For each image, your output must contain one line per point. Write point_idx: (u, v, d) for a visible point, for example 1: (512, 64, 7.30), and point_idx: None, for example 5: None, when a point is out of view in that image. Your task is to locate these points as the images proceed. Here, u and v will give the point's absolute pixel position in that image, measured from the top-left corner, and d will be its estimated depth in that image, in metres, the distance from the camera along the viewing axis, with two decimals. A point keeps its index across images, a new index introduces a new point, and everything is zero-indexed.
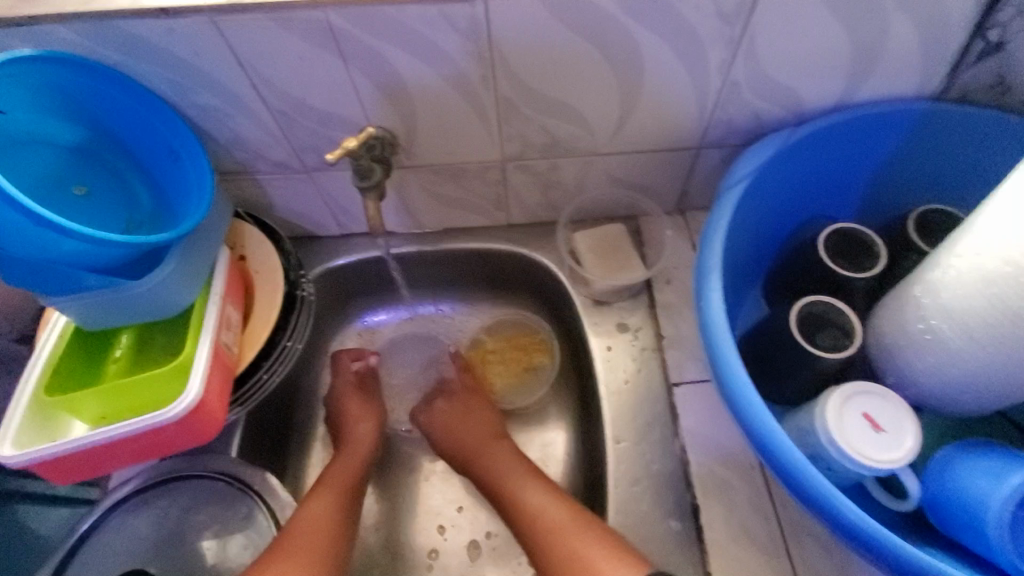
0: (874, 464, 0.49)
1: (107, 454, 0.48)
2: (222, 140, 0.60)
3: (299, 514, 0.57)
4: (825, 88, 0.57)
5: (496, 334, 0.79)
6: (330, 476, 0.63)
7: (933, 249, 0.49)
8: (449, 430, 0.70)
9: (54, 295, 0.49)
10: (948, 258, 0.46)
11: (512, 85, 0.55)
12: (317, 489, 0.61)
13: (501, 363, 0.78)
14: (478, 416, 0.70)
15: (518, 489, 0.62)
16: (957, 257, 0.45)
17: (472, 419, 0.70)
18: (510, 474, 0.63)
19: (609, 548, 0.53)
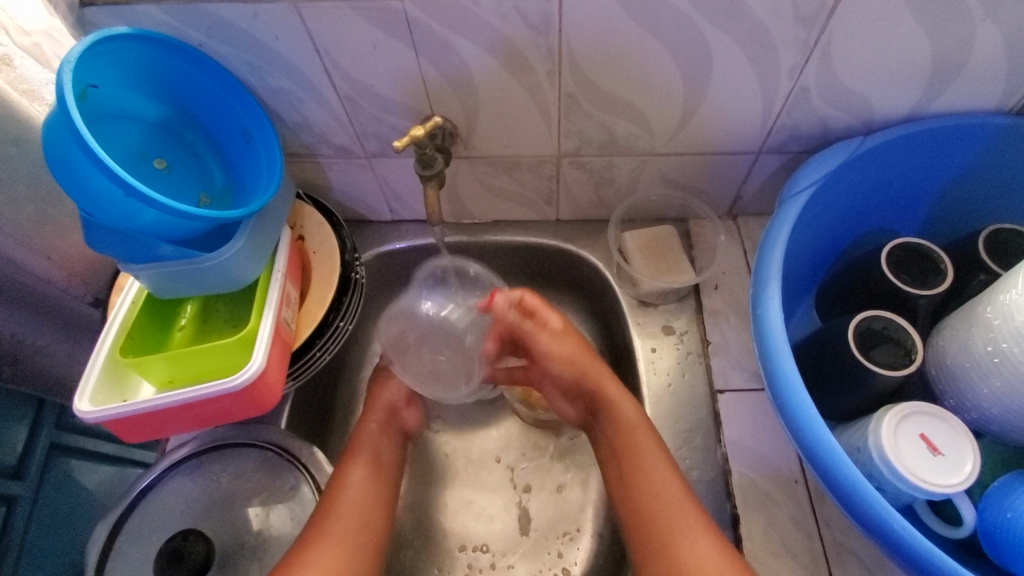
0: (930, 487, 0.48)
1: (172, 417, 0.50)
2: (290, 122, 0.62)
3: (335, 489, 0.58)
4: (899, 97, 0.55)
5: None
6: (363, 444, 0.64)
7: (1007, 271, 0.48)
8: (561, 359, 0.66)
9: (134, 263, 0.51)
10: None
11: (577, 81, 0.55)
12: (348, 461, 0.62)
13: None
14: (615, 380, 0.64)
15: (640, 454, 0.57)
16: None
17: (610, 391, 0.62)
18: (638, 437, 0.58)
19: (710, 537, 0.52)
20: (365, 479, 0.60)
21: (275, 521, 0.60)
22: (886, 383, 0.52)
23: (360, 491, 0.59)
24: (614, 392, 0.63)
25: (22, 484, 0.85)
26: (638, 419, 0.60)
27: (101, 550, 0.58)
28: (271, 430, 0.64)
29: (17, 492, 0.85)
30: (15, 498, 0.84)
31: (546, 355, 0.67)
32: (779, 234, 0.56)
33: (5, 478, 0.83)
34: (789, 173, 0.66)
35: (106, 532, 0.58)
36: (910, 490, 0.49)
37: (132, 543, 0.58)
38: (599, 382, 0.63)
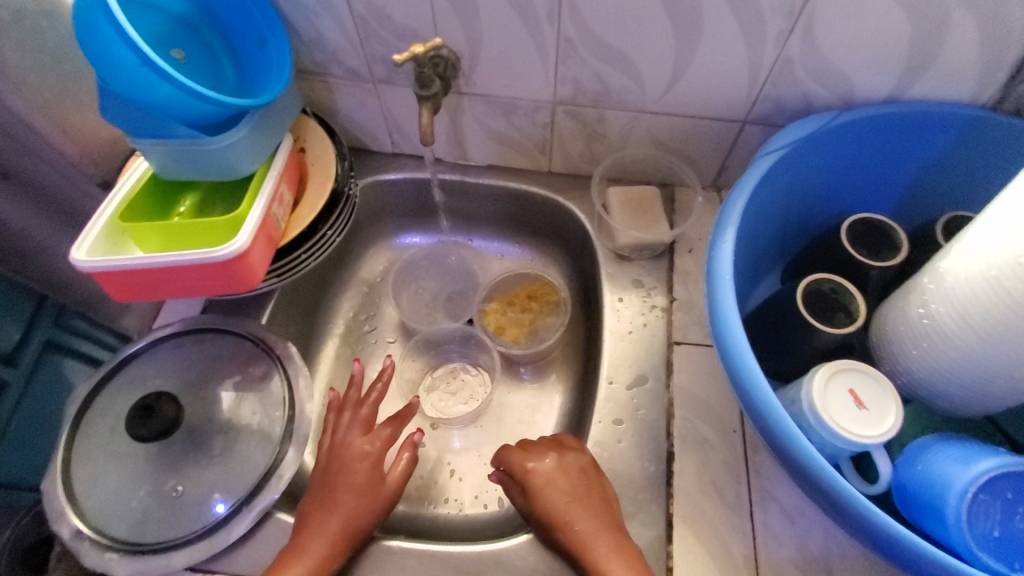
0: (848, 436, 0.51)
1: (158, 279, 0.54)
2: (305, 37, 0.66)
3: (298, 548, 0.55)
4: (877, 80, 0.58)
5: (508, 286, 0.81)
6: (342, 496, 0.59)
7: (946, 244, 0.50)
8: (615, 528, 0.55)
9: (142, 138, 0.55)
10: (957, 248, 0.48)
11: (576, 25, 0.58)
12: (322, 513, 0.58)
13: (512, 310, 0.80)
14: (581, 482, 0.58)
15: (595, 559, 0.53)
16: (966, 246, 0.47)
17: (559, 516, 0.56)
18: (584, 536, 0.55)
19: None
20: (332, 537, 0.56)
21: (243, 404, 0.64)
22: (826, 341, 0.55)
23: (327, 557, 0.55)
24: (551, 489, 0.58)
25: (12, 372, 0.68)
26: (588, 510, 0.56)
27: (79, 406, 0.62)
28: (252, 323, 0.68)
29: (6, 379, 0.68)
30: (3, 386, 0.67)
31: (546, 506, 0.57)
32: (748, 181, 0.57)
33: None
34: None
35: (86, 392, 0.63)
36: (832, 439, 0.52)
37: (110, 403, 0.63)
38: (555, 511, 0.57)
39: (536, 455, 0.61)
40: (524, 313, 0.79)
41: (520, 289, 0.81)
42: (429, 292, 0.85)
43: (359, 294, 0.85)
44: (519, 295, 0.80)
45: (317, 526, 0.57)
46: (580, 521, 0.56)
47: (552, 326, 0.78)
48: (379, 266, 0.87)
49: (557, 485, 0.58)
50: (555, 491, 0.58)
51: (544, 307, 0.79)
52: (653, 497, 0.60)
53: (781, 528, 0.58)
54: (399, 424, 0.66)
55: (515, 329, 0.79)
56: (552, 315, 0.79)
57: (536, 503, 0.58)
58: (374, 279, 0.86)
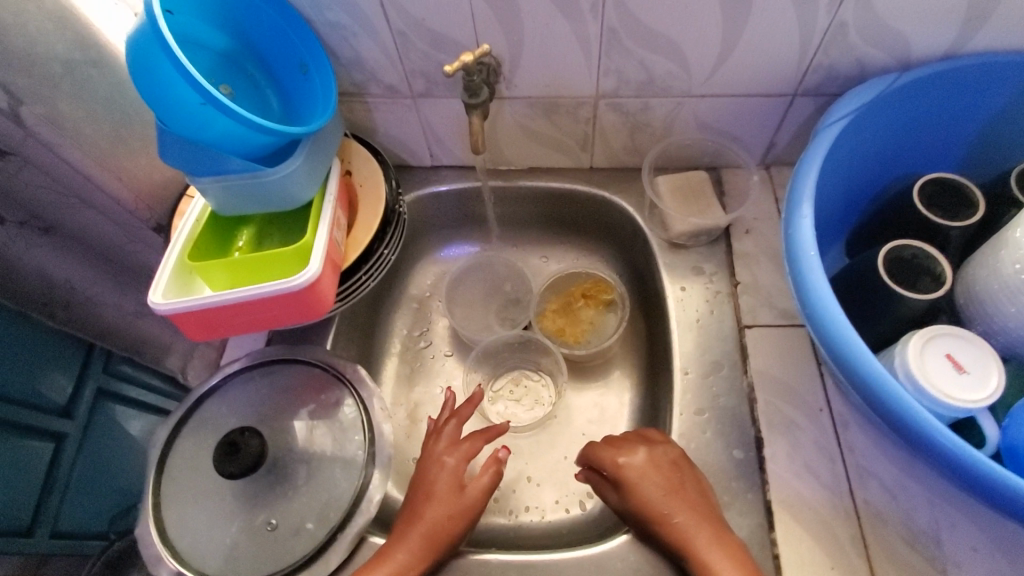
0: (952, 402, 0.50)
1: (232, 315, 0.54)
2: (344, 59, 0.66)
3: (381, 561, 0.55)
4: (934, 36, 0.57)
5: (561, 287, 0.80)
6: (425, 507, 0.59)
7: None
8: (714, 520, 0.54)
9: (201, 176, 0.56)
10: None
11: (620, 15, 0.57)
12: (405, 524, 0.58)
13: (568, 312, 0.79)
14: (669, 474, 0.56)
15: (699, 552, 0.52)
16: None
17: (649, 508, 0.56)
18: (686, 528, 0.53)
19: None
20: (415, 548, 0.56)
21: (319, 430, 0.63)
22: (915, 308, 0.54)
23: (409, 566, 0.55)
24: (643, 481, 0.57)
25: (71, 423, 0.76)
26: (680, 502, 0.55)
27: (162, 448, 0.62)
28: (318, 349, 0.68)
29: (67, 431, 0.76)
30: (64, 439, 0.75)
31: (642, 502, 0.56)
32: (815, 154, 0.56)
33: (53, 415, 0.74)
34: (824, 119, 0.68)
35: (166, 434, 0.63)
36: (934, 408, 0.51)
37: (189, 443, 0.63)
38: (648, 504, 0.56)
39: (623, 447, 0.60)
40: (581, 313, 0.78)
41: (573, 288, 0.80)
42: (482, 301, 0.84)
43: (411, 311, 0.85)
44: (573, 295, 0.79)
45: (403, 537, 0.57)
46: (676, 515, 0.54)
47: (611, 323, 0.77)
48: (427, 281, 0.87)
49: (649, 477, 0.57)
50: (646, 481, 0.57)
51: (600, 305, 0.78)
52: (747, 485, 0.58)
53: (886, 505, 0.56)
54: (480, 438, 0.64)
55: (573, 330, 0.78)
56: (609, 311, 0.78)
57: (630, 497, 0.57)
58: (424, 295, 0.86)
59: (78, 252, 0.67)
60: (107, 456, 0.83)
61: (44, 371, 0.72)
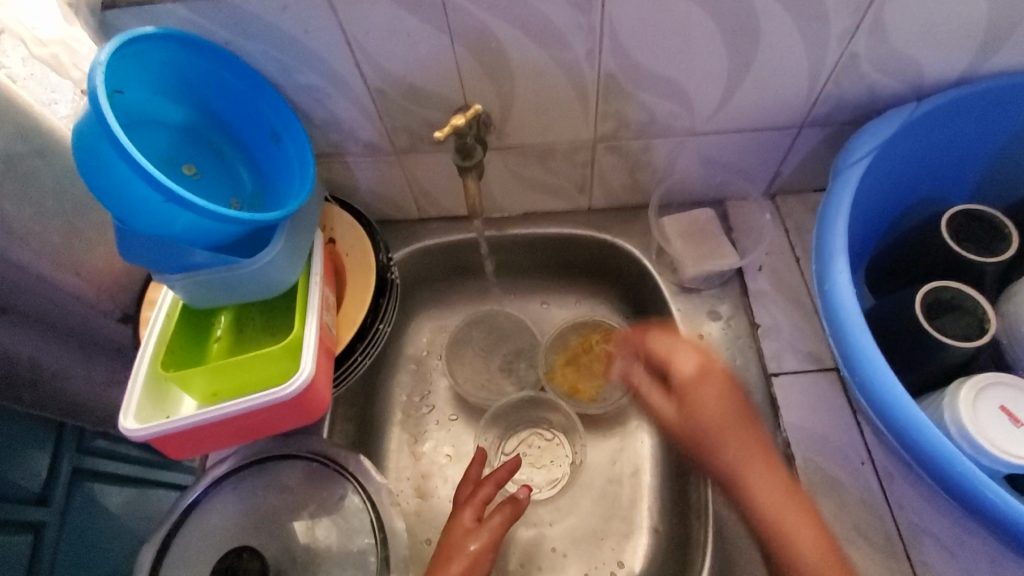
0: (1015, 459, 0.46)
1: (221, 428, 0.50)
2: (318, 121, 0.60)
3: None
4: (951, 60, 0.54)
5: (567, 339, 0.75)
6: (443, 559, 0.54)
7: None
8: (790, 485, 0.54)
9: (169, 273, 0.50)
10: None
11: (618, 60, 0.53)
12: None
13: (578, 366, 0.74)
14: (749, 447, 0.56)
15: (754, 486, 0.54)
16: None
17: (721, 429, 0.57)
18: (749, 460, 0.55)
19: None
20: None
21: (324, 532, 0.57)
22: (960, 354, 0.50)
23: None
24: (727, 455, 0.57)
25: (48, 510, 0.82)
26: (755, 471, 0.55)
27: (149, 570, 0.55)
28: (314, 440, 0.62)
29: (45, 519, 0.81)
30: (43, 525, 0.81)
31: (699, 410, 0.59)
32: (839, 204, 0.54)
33: (30, 504, 0.79)
34: (832, 146, 0.64)
35: (153, 553, 0.56)
36: (992, 464, 0.47)
37: (177, 564, 0.56)
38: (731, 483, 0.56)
39: (670, 347, 0.64)
40: (593, 367, 0.74)
41: (582, 339, 0.75)
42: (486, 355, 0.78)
43: (409, 375, 0.79)
44: (583, 346, 0.75)
45: None
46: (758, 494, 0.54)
47: (625, 375, 0.73)
48: (423, 339, 0.81)
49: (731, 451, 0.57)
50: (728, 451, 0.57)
51: (613, 355, 0.74)
52: None
53: (945, 565, 0.52)
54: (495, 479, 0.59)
55: (587, 384, 0.73)
56: (622, 360, 0.73)
57: (693, 409, 0.60)
58: (421, 354, 0.80)
59: (44, 331, 0.67)
60: (86, 527, 0.89)
61: (25, 456, 0.78)
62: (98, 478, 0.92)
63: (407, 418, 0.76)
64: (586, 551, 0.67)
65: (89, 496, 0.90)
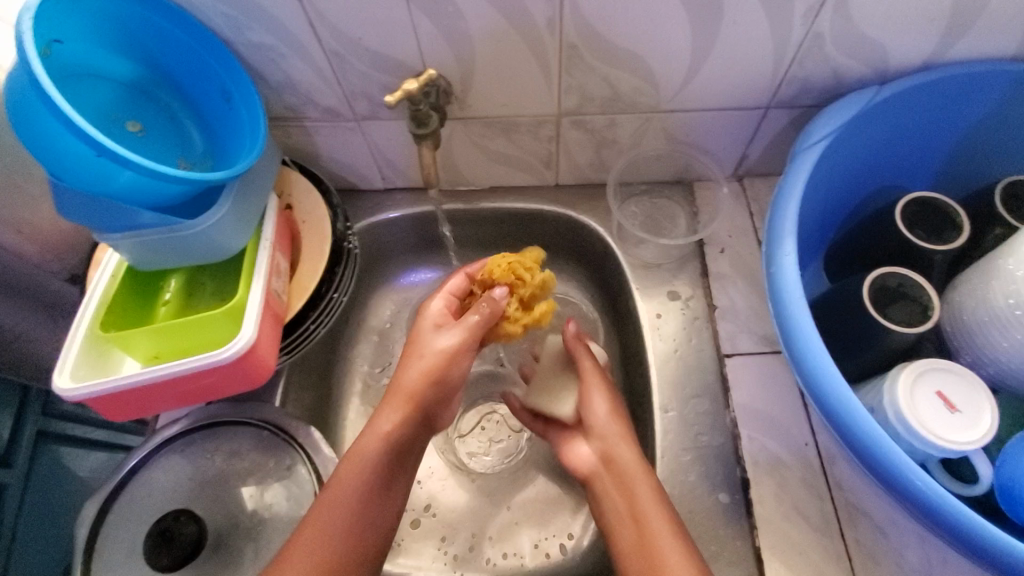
0: (946, 445, 0.47)
1: (159, 390, 0.50)
2: (274, 83, 0.58)
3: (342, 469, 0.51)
4: (915, 45, 0.53)
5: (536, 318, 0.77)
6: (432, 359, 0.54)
7: (984, 258, 0.52)
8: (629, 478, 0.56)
9: (109, 232, 0.48)
10: (998, 270, 0.49)
11: (579, 29, 0.52)
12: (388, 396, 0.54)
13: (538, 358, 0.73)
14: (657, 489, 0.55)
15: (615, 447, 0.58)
16: (1005, 269, 0.49)
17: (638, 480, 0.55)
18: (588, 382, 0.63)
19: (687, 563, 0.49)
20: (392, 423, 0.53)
21: (270, 496, 0.58)
22: (902, 341, 0.51)
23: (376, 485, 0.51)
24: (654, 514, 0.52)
25: (12, 472, 0.82)
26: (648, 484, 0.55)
27: (90, 527, 0.56)
28: (266, 408, 0.62)
29: (7, 480, 0.81)
30: (6, 487, 0.81)
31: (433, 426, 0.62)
32: (796, 184, 0.54)
33: None
34: (797, 130, 0.64)
35: (96, 510, 0.57)
36: (926, 450, 0.48)
37: (120, 524, 0.57)
38: (631, 489, 0.55)
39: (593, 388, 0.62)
40: (586, 361, 0.63)
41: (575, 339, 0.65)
42: None
43: (371, 346, 0.78)
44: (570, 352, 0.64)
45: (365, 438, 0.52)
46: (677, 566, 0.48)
47: (597, 411, 0.60)
48: (386, 312, 0.80)
49: (649, 494, 0.54)
50: (642, 492, 0.54)
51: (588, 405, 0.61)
52: (735, 531, 0.55)
53: (877, 545, 0.54)
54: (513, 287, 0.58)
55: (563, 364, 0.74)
56: (589, 411, 0.61)
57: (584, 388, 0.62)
58: (384, 326, 0.79)
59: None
60: (51, 495, 0.88)
61: None
62: (67, 442, 0.92)
63: (366, 389, 0.76)
64: (536, 523, 0.68)
65: (56, 460, 0.90)
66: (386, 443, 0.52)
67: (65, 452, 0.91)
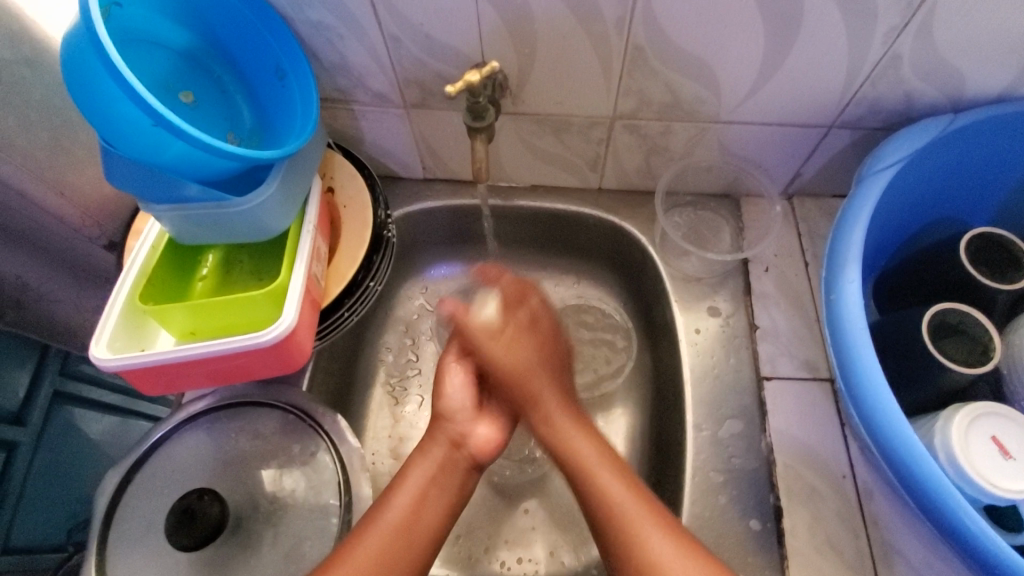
0: (998, 492, 0.45)
1: (194, 368, 0.49)
2: (327, 63, 0.57)
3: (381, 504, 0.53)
4: (996, 75, 0.51)
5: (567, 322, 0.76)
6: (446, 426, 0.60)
7: None
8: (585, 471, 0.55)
9: (156, 203, 0.48)
10: None
11: (648, 32, 0.50)
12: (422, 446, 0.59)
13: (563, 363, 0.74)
14: (609, 461, 0.56)
15: (593, 468, 0.55)
16: None
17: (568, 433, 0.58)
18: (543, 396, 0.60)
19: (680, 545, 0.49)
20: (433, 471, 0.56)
21: (291, 481, 0.57)
22: (959, 381, 0.49)
23: (408, 536, 0.52)
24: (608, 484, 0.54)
25: (25, 431, 0.81)
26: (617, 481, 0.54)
27: (111, 498, 0.56)
28: (292, 392, 0.61)
29: (20, 439, 0.80)
30: (17, 445, 0.80)
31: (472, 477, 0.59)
32: (857, 209, 0.52)
33: (8, 423, 0.78)
34: (856, 152, 0.62)
35: (117, 480, 0.56)
36: (977, 496, 0.46)
37: (141, 496, 0.56)
38: (591, 475, 0.55)
39: (537, 389, 0.60)
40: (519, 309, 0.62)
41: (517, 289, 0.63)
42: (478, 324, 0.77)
43: (398, 337, 0.77)
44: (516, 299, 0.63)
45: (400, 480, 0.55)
46: (652, 537, 0.50)
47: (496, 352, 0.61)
48: (415, 303, 0.79)
49: (611, 481, 0.54)
50: (608, 484, 0.54)
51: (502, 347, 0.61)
52: (765, 561, 0.53)
53: None
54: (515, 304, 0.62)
55: (591, 369, 0.73)
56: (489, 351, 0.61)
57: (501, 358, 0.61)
58: (412, 318, 0.78)
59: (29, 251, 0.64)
60: (59, 458, 0.87)
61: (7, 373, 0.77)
62: (79, 403, 0.91)
63: (390, 380, 0.75)
64: (554, 529, 0.67)
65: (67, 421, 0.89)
66: (421, 499, 0.54)
67: (77, 414, 0.91)
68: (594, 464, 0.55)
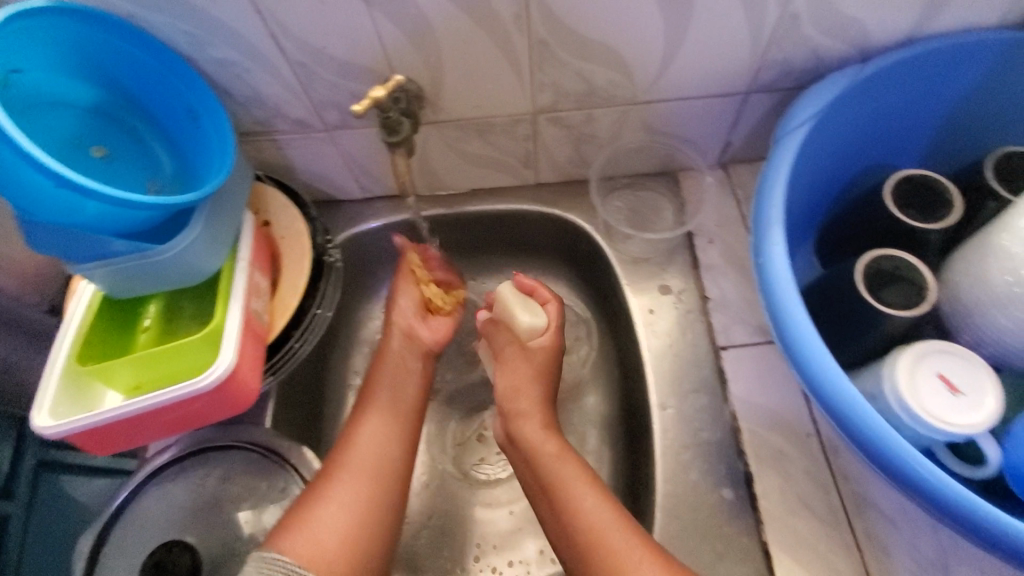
0: (949, 428, 0.45)
1: (142, 421, 0.49)
2: (242, 99, 0.57)
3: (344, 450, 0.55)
4: (895, 20, 0.52)
5: None
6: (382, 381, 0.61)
7: (981, 233, 0.50)
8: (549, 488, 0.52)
9: (81, 261, 0.47)
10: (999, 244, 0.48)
11: (547, 24, 0.50)
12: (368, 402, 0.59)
13: None
14: (594, 486, 0.51)
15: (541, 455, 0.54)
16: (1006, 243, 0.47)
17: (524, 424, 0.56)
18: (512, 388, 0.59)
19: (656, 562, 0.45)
20: (384, 429, 0.57)
21: (267, 516, 0.57)
22: (899, 325, 0.49)
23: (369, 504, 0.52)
24: (560, 468, 0.52)
25: (13, 503, 0.81)
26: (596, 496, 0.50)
27: (85, 562, 0.55)
28: (255, 430, 0.61)
29: (10, 511, 0.81)
30: (7, 518, 0.80)
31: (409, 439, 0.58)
32: (779, 169, 0.53)
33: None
34: (778, 113, 0.62)
35: (90, 543, 0.56)
36: (930, 434, 0.47)
37: (117, 555, 0.56)
38: (548, 472, 0.52)
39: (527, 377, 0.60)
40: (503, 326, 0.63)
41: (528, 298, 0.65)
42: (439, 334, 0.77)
43: (363, 358, 0.77)
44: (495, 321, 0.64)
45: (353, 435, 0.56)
46: (584, 495, 0.50)
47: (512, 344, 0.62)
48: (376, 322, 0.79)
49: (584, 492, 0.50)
50: (576, 496, 0.50)
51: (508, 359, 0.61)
52: (741, 527, 0.54)
53: (887, 536, 0.52)
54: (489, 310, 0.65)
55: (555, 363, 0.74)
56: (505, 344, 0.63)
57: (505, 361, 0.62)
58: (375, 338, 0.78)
59: None
60: (56, 524, 0.88)
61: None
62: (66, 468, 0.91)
63: None
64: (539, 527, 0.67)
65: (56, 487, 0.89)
66: (383, 450, 0.56)
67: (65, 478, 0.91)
68: (560, 479, 0.51)
